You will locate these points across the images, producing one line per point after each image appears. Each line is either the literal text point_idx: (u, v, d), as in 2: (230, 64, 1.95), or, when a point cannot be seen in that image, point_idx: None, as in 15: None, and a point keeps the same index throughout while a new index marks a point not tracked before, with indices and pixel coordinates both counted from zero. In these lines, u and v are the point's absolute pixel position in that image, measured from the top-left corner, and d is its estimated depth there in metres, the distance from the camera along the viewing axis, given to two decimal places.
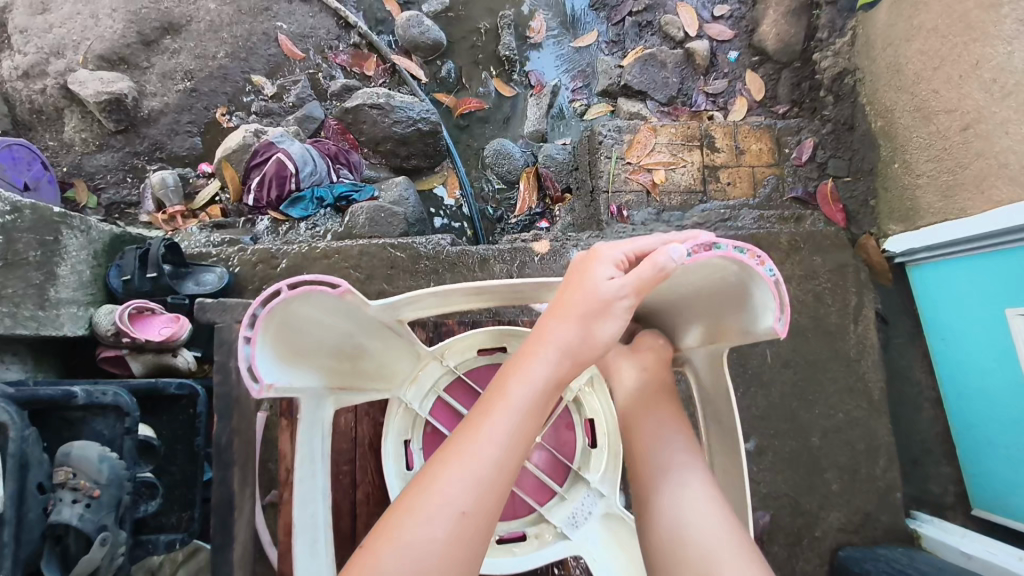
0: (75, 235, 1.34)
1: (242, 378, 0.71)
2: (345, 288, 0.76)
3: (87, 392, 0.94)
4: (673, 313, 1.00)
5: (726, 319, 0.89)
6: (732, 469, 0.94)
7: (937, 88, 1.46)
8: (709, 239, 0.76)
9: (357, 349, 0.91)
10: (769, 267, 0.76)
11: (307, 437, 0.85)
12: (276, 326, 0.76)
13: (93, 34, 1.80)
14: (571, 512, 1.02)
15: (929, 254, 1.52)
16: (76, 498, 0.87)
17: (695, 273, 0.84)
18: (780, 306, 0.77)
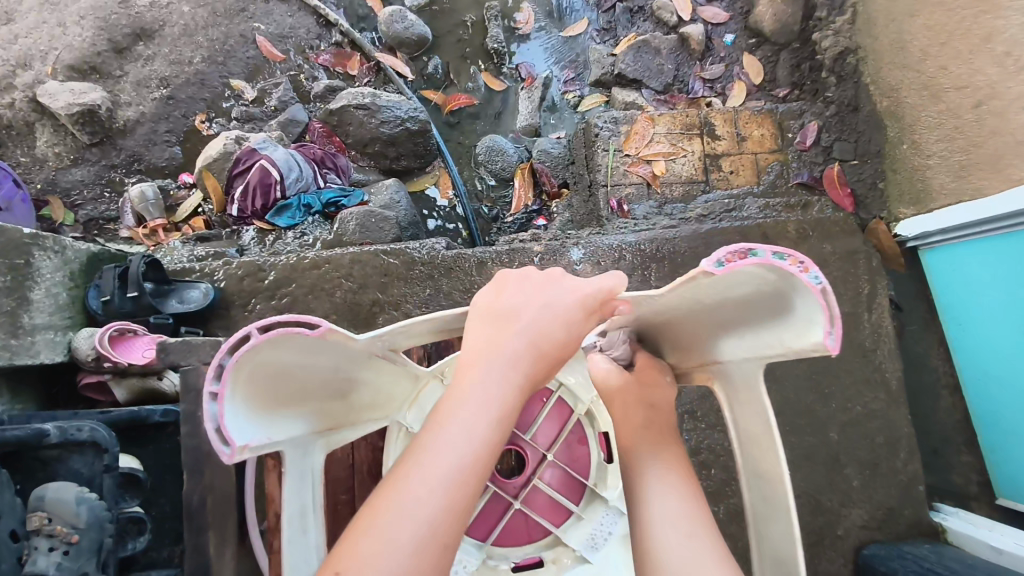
0: (48, 257, 1.26)
1: (210, 442, 0.63)
2: (327, 327, 0.67)
3: (61, 430, 0.88)
4: (694, 327, 0.88)
5: (767, 336, 0.76)
6: (776, 502, 0.80)
7: (945, 64, 1.39)
8: (744, 244, 0.65)
9: (345, 384, 0.82)
10: (814, 275, 0.64)
11: (298, 488, 0.78)
12: (247, 374, 0.66)
13: (61, 44, 1.73)
14: (589, 534, 0.96)
15: (942, 237, 1.47)
16: (52, 546, 0.82)
17: (725, 282, 0.72)
18: (829, 319, 0.65)
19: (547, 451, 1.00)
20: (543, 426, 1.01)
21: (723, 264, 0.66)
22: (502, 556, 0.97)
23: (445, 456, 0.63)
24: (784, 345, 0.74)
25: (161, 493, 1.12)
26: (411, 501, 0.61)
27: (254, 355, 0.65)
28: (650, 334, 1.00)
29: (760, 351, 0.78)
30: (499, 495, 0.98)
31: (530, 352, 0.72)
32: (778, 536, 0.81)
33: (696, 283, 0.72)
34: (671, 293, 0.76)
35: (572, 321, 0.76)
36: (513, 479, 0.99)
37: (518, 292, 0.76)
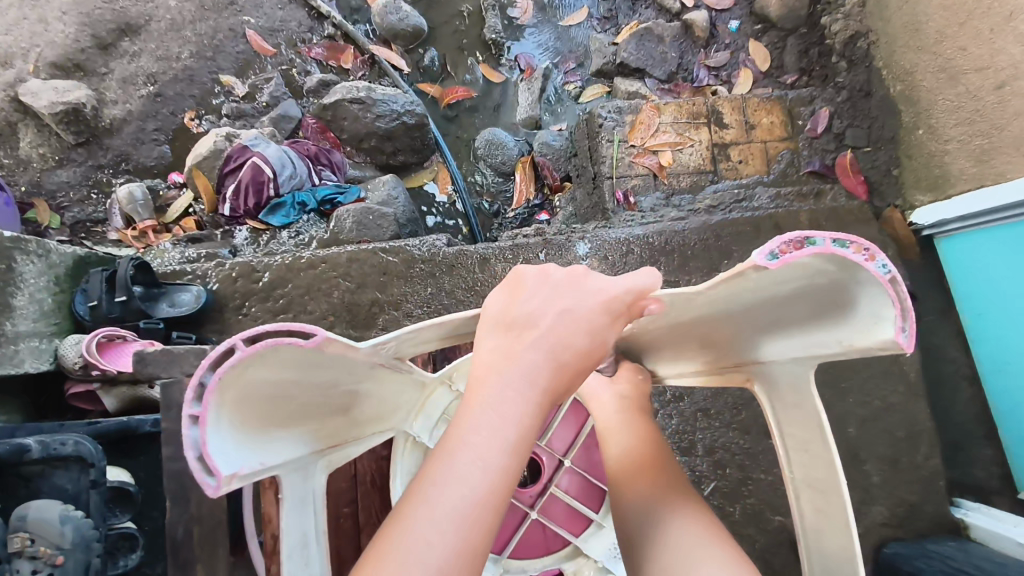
0: (31, 261, 1.21)
1: (193, 474, 0.56)
2: (322, 338, 0.61)
3: (43, 445, 0.81)
4: (724, 331, 0.82)
5: (822, 332, 0.71)
6: (830, 513, 0.75)
7: (964, 45, 1.34)
8: (799, 232, 0.59)
9: (346, 399, 0.76)
10: (882, 264, 0.58)
11: (297, 512, 0.74)
12: (232, 393, 0.60)
13: (42, 40, 1.67)
14: (611, 543, 0.93)
15: (961, 225, 1.42)
16: (35, 569, 0.76)
17: (776, 279, 0.66)
18: (902, 313, 0.60)
19: (563, 457, 0.96)
20: (558, 431, 0.97)
21: (778, 256, 0.59)
22: (520, 569, 0.93)
23: (455, 487, 0.57)
24: (841, 344, 0.69)
25: (153, 506, 1.06)
26: (417, 542, 0.54)
27: (239, 372, 0.59)
28: (663, 343, 0.94)
29: (814, 349, 0.73)
30: (515, 505, 0.94)
31: (550, 363, 0.65)
32: (833, 547, 0.76)
33: (743, 279, 0.66)
34: (714, 292, 0.70)
35: (597, 327, 0.69)
36: (529, 487, 0.95)
37: (534, 297, 0.70)
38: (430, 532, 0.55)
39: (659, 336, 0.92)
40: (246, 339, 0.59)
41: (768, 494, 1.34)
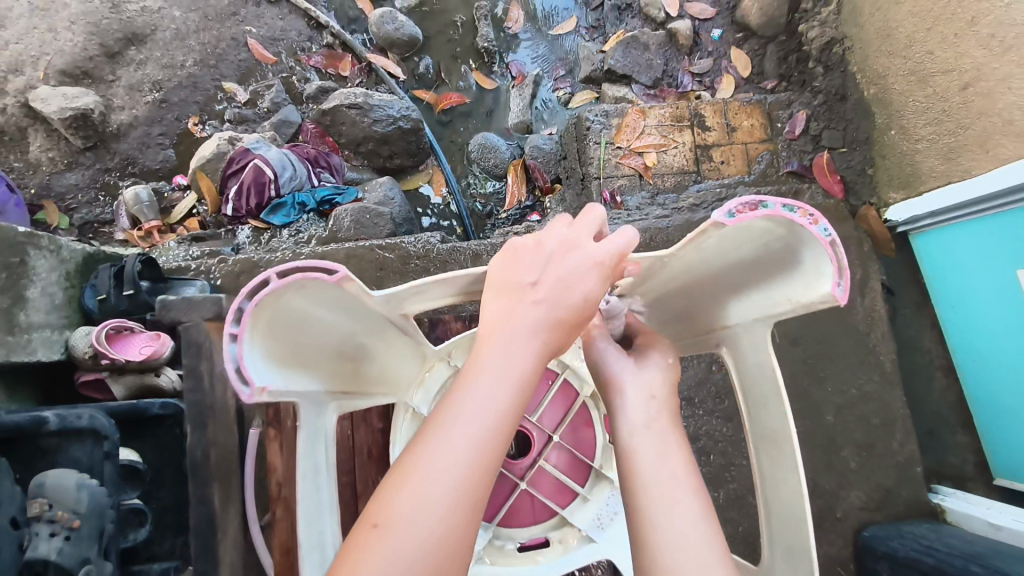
0: (43, 256, 1.26)
1: (230, 382, 0.62)
2: (344, 276, 0.65)
3: (60, 416, 0.88)
4: (697, 297, 0.89)
5: (774, 291, 0.77)
6: (782, 456, 0.82)
7: (932, 50, 1.41)
8: (755, 196, 0.66)
9: (359, 347, 0.83)
10: (824, 227, 0.64)
11: (310, 444, 0.79)
12: (266, 318, 0.66)
13: (52, 49, 1.72)
14: (595, 514, 0.98)
15: (932, 221, 1.48)
16: (53, 531, 0.82)
17: (737, 236, 0.72)
18: (838, 270, 0.66)
19: (552, 432, 1.01)
20: (548, 408, 1.02)
21: (735, 215, 0.66)
22: (509, 537, 0.98)
23: (462, 434, 0.62)
24: (791, 301, 0.75)
25: (160, 485, 1.10)
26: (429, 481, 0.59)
27: (272, 300, 0.64)
28: (651, 310, 1.00)
29: (769, 309, 0.79)
30: (506, 476, 1.00)
31: (550, 319, 0.70)
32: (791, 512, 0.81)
33: (706, 239, 0.72)
34: (680, 254, 0.77)
35: (590, 285, 0.73)
36: (520, 460, 1.00)
37: (534, 259, 0.74)
38: (438, 471, 0.60)
39: (647, 301, 0.97)
40: (279, 272, 0.65)
41: (750, 480, 1.40)
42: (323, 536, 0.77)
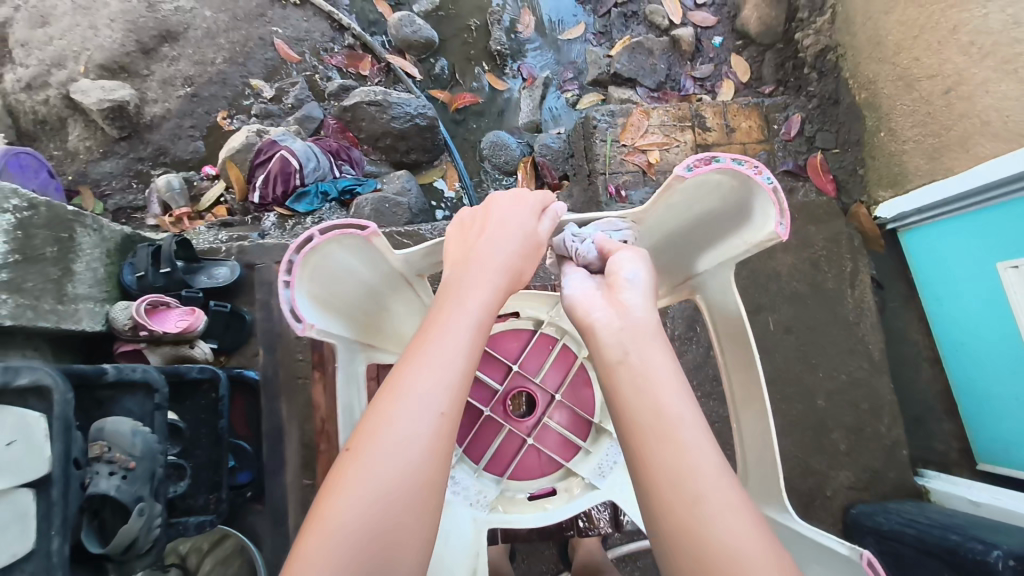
0: (88, 234, 1.34)
1: (286, 319, 0.76)
2: (373, 231, 0.80)
3: (117, 369, 0.97)
4: (668, 253, 1.00)
5: (731, 238, 0.88)
6: (750, 387, 0.90)
7: (918, 56, 1.51)
8: (708, 153, 0.78)
9: (380, 305, 0.97)
10: (767, 176, 0.76)
11: (348, 386, 0.91)
12: (312, 269, 0.80)
13: (93, 45, 1.83)
14: (597, 464, 1.07)
15: (918, 218, 1.57)
16: (112, 471, 0.90)
17: (693, 191, 0.84)
18: (780, 212, 0.78)
19: (555, 393, 1.10)
20: (550, 370, 1.11)
21: (692, 169, 0.78)
22: (520, 489, 1.07)
23: (438, 368, 0.70)
24: (745, 244, 0.86)
25: (195, 444, 1.17)
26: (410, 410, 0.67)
27: (314, 255, 0.79)
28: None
29: (728, 254, 0.90)
30: (513, 434, 1.09)
31: (501, 267, 0.83)
32: (768, 459, 0.88)
33: (669, 195, 0.84)
34: (650, 212, 0.89)
35: (523, 241, 0.87)
36: (526, 419, 1.09)
37: (487, 223, 0.88)
38: (417, 398, 0.68)
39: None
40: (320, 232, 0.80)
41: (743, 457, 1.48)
42: None
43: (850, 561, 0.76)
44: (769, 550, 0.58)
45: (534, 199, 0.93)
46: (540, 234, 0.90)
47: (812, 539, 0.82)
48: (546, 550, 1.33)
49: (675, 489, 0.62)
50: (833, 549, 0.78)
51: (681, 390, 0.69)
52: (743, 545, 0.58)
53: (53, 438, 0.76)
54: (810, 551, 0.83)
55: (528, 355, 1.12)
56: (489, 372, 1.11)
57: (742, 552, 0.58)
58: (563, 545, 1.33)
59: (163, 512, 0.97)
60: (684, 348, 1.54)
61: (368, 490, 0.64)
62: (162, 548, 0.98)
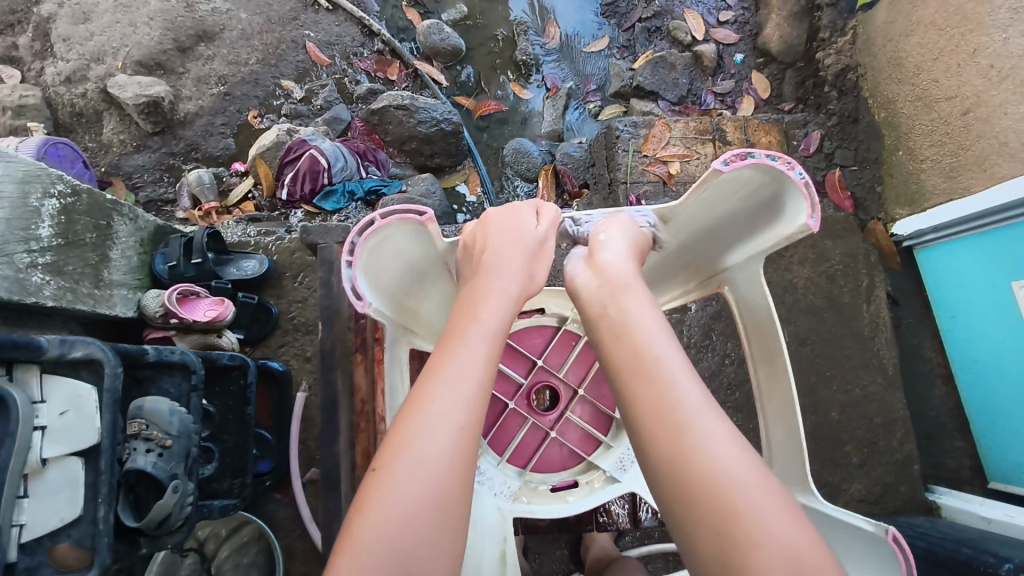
0: (125, 223, 1.38)
1: (347, 295, 0.82)
2: (429, 217, 0.85)
3: (157, 350, 0.98)
4: (697, 249, 1.02)
5: (764, 231, 0.89)
6: (777, 374, 0.92)
7: (937, 78, 1.55)
8: (743, 149, 0.79)
9: (421, 294, 1.02)
10: (800, 171, 0.76)
11: (392, 366, 0.97)
12: (372, 252, 0.86)
13: (131, 41, 1.88)
14: (617, 458, 1.10)
15: (935, 235, 1.59)
16: (149, 448, 0.92)
17: (724, 187, 0.84)
18: (812, 206, 0.78)
19: (577, 389, 1.15)
20: (573, 365, 1.16)
21: (728, 163, 0.78)
22: (542, 480, 1.11)
23: (460, 378, 0.70)
24: (778, 237, 0.87)
25: (223, 429, 1.21)
26: (435, 421, 0.66)
27: (374, 240, 0.84)
28: (655, 275, 1.11)
29: (759, 247, 0.91)
30: (536, 427, 1.14)
31: (514, 274, 0.84)
32: (793, 454, 0.90)
33: (701, 191, 0.84)
34: (682, 208, 0.89)
35: (528, 248, 0.88)
36: (549, 413, 1.15)
37: (492, 229, 0.89)
38: (439, 408, 0.67)
39: (650, 270, 1.09)
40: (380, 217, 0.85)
41: None
42: None
43: (876, 538, 0.77)
44: (746, 452, 0.62)
45: (529, 207, 0.95)
46: (542, 235, 0.91)
47: (835, 518, 0.83)
48: (557, 551, 1.34)
49: (656, 408, 0.66)
50: (857, 527, 0.79)
51: (660, 334, 0.72)
52: (734, 467, 0.60)
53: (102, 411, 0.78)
54: (836, 531, 0.83)
55: (552, 351, 1.17)
56: (509, 365, 1.16)
57: (723, 452, 0.61)
58: (574, 545, 1.33)
59: (194, 492, 1.00)
60: (700, 356, 1.56)
61: (396, 508, 0.62)
62: (190, 527, 1.00)
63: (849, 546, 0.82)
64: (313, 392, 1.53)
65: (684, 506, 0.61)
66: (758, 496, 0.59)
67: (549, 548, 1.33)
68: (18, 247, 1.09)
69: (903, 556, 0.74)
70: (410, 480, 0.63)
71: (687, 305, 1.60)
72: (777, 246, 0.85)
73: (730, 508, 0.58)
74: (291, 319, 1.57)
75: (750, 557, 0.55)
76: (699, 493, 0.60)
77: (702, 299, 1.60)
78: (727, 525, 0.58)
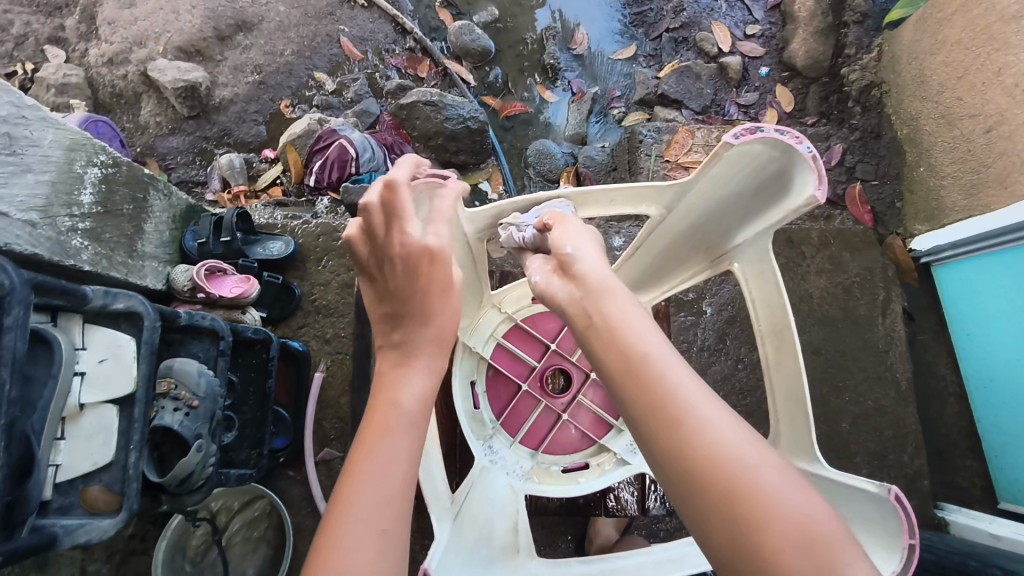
0: (159, 197, 1.42)
1: None
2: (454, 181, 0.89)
3: (189, 314, 1.00)
4: (707, 231, 1.02)
5: (775, 207, 0.89)
6: (785, 346, 0.93)
7: (961, 96, 1.57)
8: (754, 124, 0.80)
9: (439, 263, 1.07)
10: (807, 145, 0.77)
11: None
12: None
13: (173, 28, 1.96)
14: (629, 440, 1.12)
15: (953, 252, 1.59)
16: (177, 407, 0.95)
17: (735, 164, 0.86)
18: (819, 178, 0.78)
19: (590, 372, 1.18)
20: None
21: (739, 137, 0.80)
22: (553, 461, 1.13)
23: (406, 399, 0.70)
24: (784, 211, 0.87)
25: (243, 401, 1.24)
26: (390, 444, 0.67)
27: None
28: (667, 261, 1.12)
29: (771, 222, 0.91)
30: (549, 410, 1.17)
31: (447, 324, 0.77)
32: (802, 435, 0.92)
33: (713, 166, 0.86)
34: (693, 186, 0.91)
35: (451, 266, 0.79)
36: (561, 396, 1.18)
37: (415, 273, 0.75)
38: (388, 434, 0.68)
39: (662, 254, 1.10)
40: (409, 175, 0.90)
41: None
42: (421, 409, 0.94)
43: (879, 497, 0.80)
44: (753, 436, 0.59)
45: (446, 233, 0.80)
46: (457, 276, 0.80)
47: (839, 484, 0.86)
48: (562, 543, 1.32)
49: (659, 409, 0.60)
50: (861, 489, 0.83)
51: (646, 327, 0.66)
52: (744, 453, 0.57)
53: (140, 362, 0.81)
54: (840, 495, 0.87)
55: (565, 336, 1.20)
56: (520, 347, 1.20)
57: (733, 441, 0.57)
58: (581, 539, 1.32)
59: (217, 453, 1.02)
60: (713, 361, 1.57)
61: (361, 533, 0.61)
62: (210, 489, 1.02)
63: (855, 509, 0.85)
64: (331, 374, 1.56)
65: (689, 496, 0.57)
66: (772, 479, 0.55)
67: (553, 540, 1.32)
68: (60, 210, 1.12)
69: (904, 513, 0.78)
70: (371, 497, 0.63)
71: (703, 308, 1.61)
72: (784, 220, 0.86)
73: (738, 492, 0.55)
74: (313, 301, 1.60)
75: (766, 537, 0.53)
76: (701, 483, 0.56)
77: (717, 303, 1.62)
78: (736, 509, 0.54)
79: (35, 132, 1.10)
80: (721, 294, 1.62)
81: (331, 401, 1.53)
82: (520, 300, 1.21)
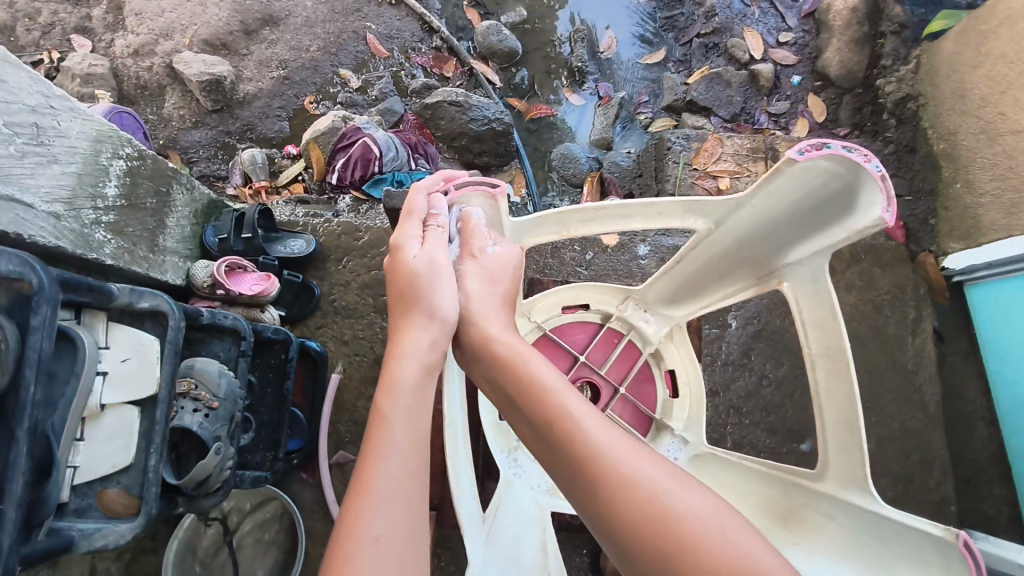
0: (182, 192, 1.40)
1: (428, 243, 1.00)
2: (500, 190, 0.94)
3: (211, 313, 0.98)
4: (757, 248, 0.98)
5: (835, 227, 0.86)
6: (837, 370, 0.90)
7: (1004, 110, 1.52)
8: (820, 141, 0.78)
9: None
10: (876, 163, 0.75)
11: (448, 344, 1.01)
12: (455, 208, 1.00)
13: (200, 20, 1.95)
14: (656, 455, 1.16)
15: (988, 272, 1.54)
16: (196, 407, 0.93)
17: (794, 181, 0.84)
18: (889, 199, 0.76)
19: (619, 386, 1.21)
20: (615, 364, 1.22)
21: (804, 152, 0.78)
22: None
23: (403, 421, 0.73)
24: (847, 232, 0.84)
25: (261, 402, 1.21)
26: (391, 464, 0.69)
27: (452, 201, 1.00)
28: (710, 275, 1.08)
29: (828, 240, 0.88)
30: None
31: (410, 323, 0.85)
32: (851, 464, 0.89)
33: (773, 179, 0.84)
34: (750, 199, 0.89)
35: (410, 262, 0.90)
36: None
37: (396, 274, 0.89)
38: (391, 454, 0.70)
39: (705, 269, 1.06)
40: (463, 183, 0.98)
41: None
42: (454, 421, 0.93)
43: (945, 541, 0.76)
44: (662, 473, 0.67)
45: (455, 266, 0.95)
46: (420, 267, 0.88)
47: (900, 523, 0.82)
48: (577, 558, 1.29)
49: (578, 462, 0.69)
50: (925, 531, 0.79)
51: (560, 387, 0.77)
52: (658, 491, 0.65)
53: (163, 362, 0.80)
54: (898, 534, 0.83)
55: (594, 348, 1.23)
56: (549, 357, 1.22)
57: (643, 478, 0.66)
58: (596, 555, 1.29)
59: (234, 456, 1.00)
60: (738, 375, 1.54)
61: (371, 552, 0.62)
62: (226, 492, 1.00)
63: (917, 551, 0.81)
64: (347, 376, 1.54)
65: (623, 541, 0.65)
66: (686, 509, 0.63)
67: (568, 554, 1.29)
68: (85, 203, 1.11)
69: (972, 562, 0.73)
70: (380, 517, 0.65)
71: (728, 321, 1.57)
72: (846, 240, 0.83)
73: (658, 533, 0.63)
74: (332, 301, 1.58)
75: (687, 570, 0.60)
76: (626, 528, 0.64)
77: (743, 316, 1.57)
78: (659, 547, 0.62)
79: (63, 122, 1.09)
80: (748, 307, 1.58)
81: (347, 403, 1.52)
82: (549, 309, 1.23)
